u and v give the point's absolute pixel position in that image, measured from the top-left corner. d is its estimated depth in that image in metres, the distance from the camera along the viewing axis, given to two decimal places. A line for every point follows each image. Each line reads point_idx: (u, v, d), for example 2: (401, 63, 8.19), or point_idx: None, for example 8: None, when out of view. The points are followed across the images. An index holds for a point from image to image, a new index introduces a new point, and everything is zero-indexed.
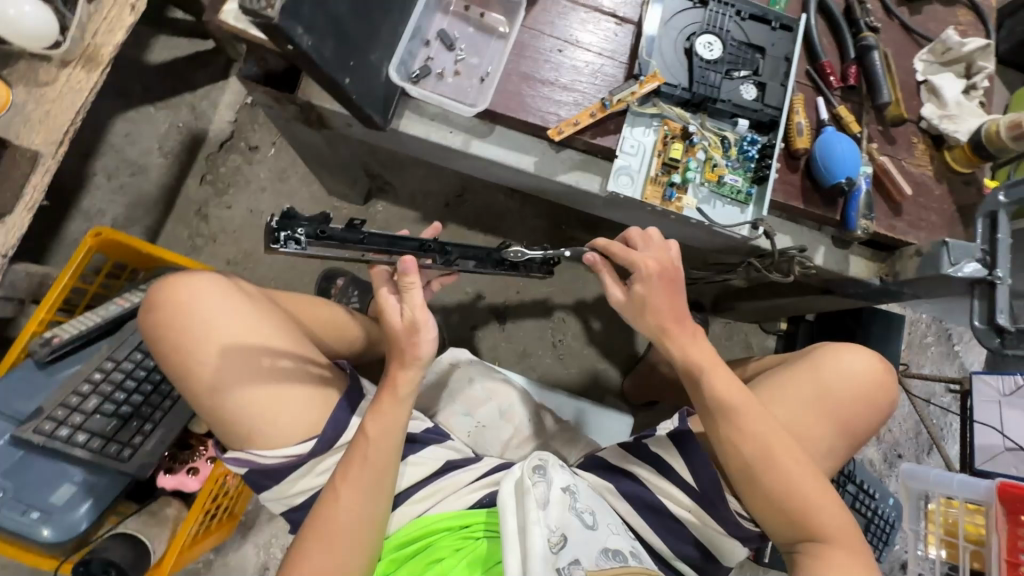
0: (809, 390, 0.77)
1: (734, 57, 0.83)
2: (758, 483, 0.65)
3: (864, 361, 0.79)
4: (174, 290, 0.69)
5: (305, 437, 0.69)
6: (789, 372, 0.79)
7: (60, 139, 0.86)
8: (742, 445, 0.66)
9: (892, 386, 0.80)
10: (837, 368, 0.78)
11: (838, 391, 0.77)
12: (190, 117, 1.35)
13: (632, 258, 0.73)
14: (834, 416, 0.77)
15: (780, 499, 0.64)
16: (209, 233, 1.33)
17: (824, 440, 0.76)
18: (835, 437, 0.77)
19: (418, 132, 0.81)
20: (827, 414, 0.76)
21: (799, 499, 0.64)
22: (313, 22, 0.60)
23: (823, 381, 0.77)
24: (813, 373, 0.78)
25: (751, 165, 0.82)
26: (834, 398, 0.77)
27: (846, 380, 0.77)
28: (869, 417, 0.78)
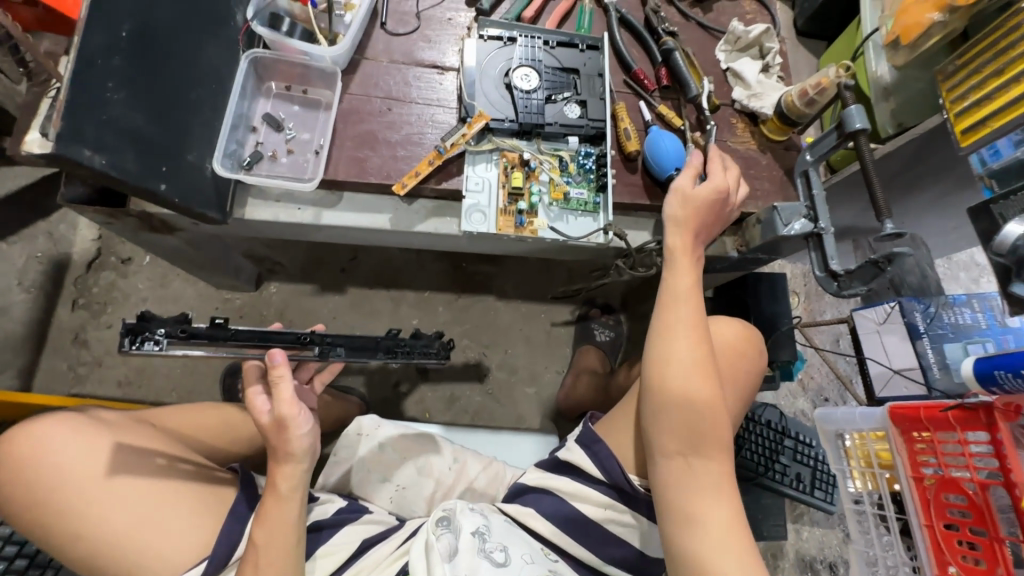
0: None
1: (552, 82, 0.89)
2: (676, 413, 0.65)
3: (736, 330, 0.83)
4: (14, 442, 0.64)
5: (195, 560, 0.64)
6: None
7: None
8: (673, 375, 0.67)
9: (759, 359, 0.85)
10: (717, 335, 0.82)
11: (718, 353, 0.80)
12: (50, 245, 1.29)
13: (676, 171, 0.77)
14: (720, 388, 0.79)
15: (685, 429, 0.64)
16: (92, 358, 1.25)
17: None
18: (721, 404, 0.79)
19: (265, 215, 0.81)
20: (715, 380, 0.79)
21: (698, 430, 0.64)
22: (104, 140, 0.59)
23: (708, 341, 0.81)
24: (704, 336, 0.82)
25: (591, 176, 0.87)
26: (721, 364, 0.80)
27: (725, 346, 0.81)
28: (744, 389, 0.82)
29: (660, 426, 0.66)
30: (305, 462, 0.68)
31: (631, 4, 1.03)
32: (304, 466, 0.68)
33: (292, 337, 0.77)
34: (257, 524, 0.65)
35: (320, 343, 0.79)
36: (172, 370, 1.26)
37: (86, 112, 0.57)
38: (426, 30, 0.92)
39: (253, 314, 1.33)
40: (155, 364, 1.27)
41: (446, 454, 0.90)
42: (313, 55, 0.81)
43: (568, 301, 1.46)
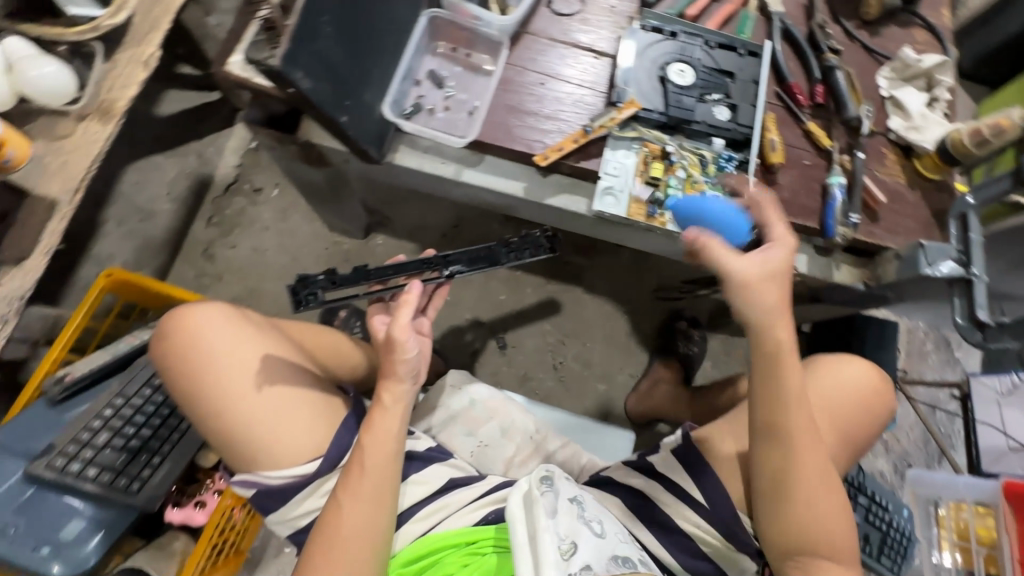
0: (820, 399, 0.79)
1: (706, 82, 0.89)
2: (793, 492, 0.66)
3: (861, 370, 0.82)
4: (182, 319, 0.72)
5: (312, 456, 0.71)
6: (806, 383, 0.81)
7: (76, 186, 0.93)
8: (787, 459, 0.66)
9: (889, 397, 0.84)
10: (839, 379, 0.81)
11: (839, 399, 0.80)
12: (197, 163, 1.41)
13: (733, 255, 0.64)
14: (840, 430, 0.79)
15: (798, 510, 0.66)
16: (215, 271, 1.38)
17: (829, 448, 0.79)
18: (837, 447, 0.79)
19: (413, 164, 0.86)
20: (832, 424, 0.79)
21: (811, 510, 0.66)
22: (311, 68, 0.66)
23: (827, 391, 0.80)
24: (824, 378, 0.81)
25: (729, 180, 0.86)
26: (840, 407, 0.80)
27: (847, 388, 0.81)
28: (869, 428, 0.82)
29: (773, 503, 0.67)
30: (407, 385, 0.72)
31: (796, 17, 1.00)
32: (407, 385, 0.72)
33: (420, 265, 0.83)
34: (364, 431, 0.70)
35: (439, 263, 0.83)
36: (279, 296, 1.37)
37: (305, 40, 0.63)
38: (588, 14, 0.95)
39: (358, 260, 1.41)
40: (266, 288, 1.38)
41: (529, 422, 0.94)
42: (485, 21, 0.86)
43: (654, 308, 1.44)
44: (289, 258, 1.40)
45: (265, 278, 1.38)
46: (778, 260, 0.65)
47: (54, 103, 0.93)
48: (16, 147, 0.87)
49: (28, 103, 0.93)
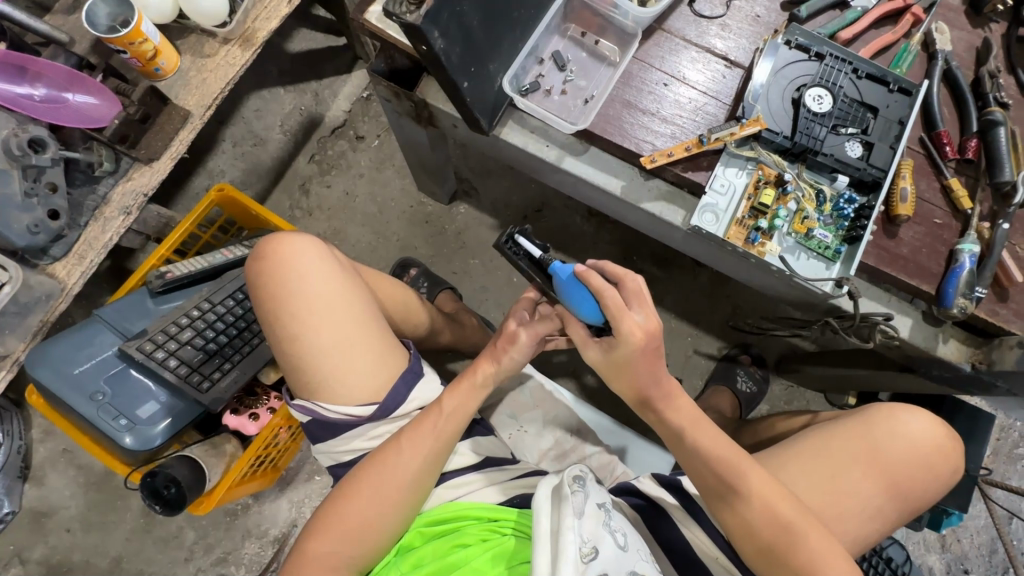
0: (857, 448, 0.75)
1: (844, 113, 0.82)
2: (770, 542, 0.65)
3: (924, 425, 0.77)
4: (279, 246, 0.77)
5: (367, 401, 0.74)
6: (841, 433, 0.77)
7: (209, 103, 1.01)
8: (746, 510, 0.66)
9: (957, 455, 0.77)
10: (891, 432, 0.76)
11: (894, 454, 0.75)
12: (313, 102, 1.49)
13: (622, 322, 0.66)
14: (886, 481, 0.74)
15: (781, 553, 0.65)
16: (307, 206, 1.46)
17: (870, 499, 0.74)
18: (881, 498, 0.74)
19: (517, 141, 0.87)
20: (873, 474, 0.74)
21: (796, 552, 0.64)
22: (448, 29, 0.67)
23: (876, 442, 0.75)
24: (865, 429, 0.77)
25: (844, 223, 0.80)
26: (886, 459, 0.75)
27: (899, 441, 0.76)
28: (926, 483, 0.76)
29: (754, 548, 0.67)
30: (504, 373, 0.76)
31: (963, 61, 0.90)
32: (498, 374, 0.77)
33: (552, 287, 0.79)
34: (448, 392, 0.73)
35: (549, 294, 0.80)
36: (359, 242, 1.44)
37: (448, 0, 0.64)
38: (729, 20, 0.90)
39: (437, 224, 1.45)
40: (349, 231, 1.44)
41: (572, 420, 0.93)
42: (622, 10, 0.85)
43: (720, 336, 1.36)
44: (375, 208, 1.46)
45: (350, 222, 1.45)
46: (621, 355, 0.69)
47: (206, 23, 1.00)
48: (168, 58, 0.98)
49: (185, 21, 1.01)
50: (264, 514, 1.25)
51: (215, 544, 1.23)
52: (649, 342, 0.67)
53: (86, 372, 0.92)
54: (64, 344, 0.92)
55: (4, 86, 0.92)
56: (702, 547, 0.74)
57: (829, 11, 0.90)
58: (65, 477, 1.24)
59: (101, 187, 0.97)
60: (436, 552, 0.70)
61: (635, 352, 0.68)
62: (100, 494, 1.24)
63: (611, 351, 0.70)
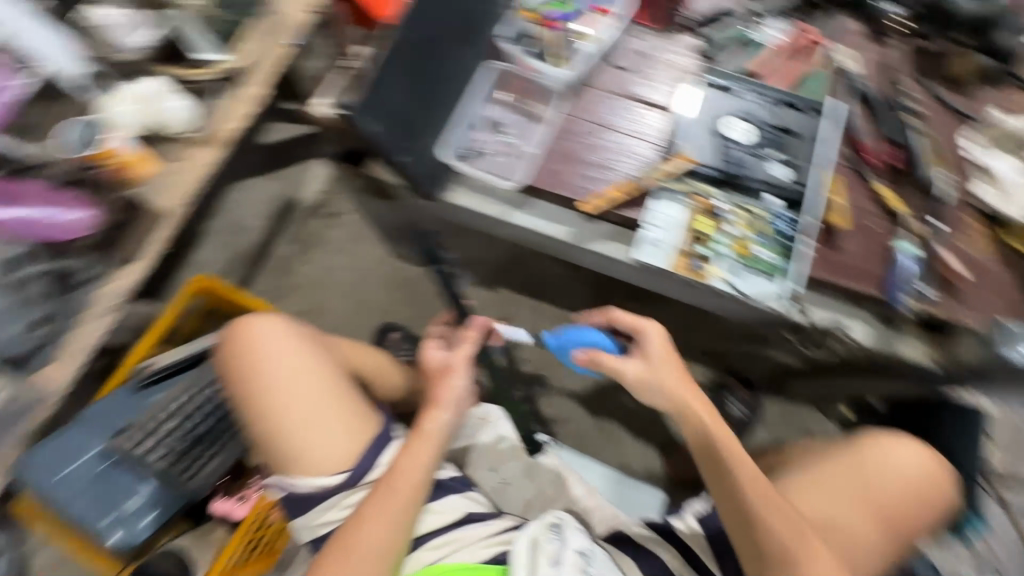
0: (852, 483, 0.78)
1: (764, 139, 0.89)
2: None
3: (912, 457, 0.79)
4: (247, 329, 0.81)
5: (336, 469, 0.75)
6: (837, 468, 0.79)
7: (182, 202, 1.08)
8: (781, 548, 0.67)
9: (944, 484, 0.80)
10: (883, 465, 0.79)
11: (886, 487, 0.77)
12: (288, 188, 1.58)
13: (642, 324, 0.84)
14: (880, 515, 0.76)
15: None
16: (289, 285, 1.51)
17: (868, 536, 0.75)
18: (878, 534, 0.76)
19: (466, 202, 0.92)
20: (870, 512, 0.76)
21: None
22: (379, 112, 0.74)
23: (869, 476, 0.78)
24: (857, 464, 0.79)
25: (783, 242, 0.84)
26: (880, 493, 0.77)
27: (890, 473, 0.78)
28: (917, 515, 0.78)
29: None
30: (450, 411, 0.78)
31: (873, 77, 0.96)
32: (446, 414, 0.78)
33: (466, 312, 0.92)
34: (401, 453, 0.74)
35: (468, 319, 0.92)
36: (342, 313, 1.48)
37: (377, 89, 0.72)
38: (648, 69, 0.97)
39: (413, 285, 1.50)
40: (331, 304, 1.49)
41: (553, 466, 0.93)
42: (545, 74, 0.93)
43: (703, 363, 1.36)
44: (354, 279, 1.51)
45: (331, 295, 1.50)
46: (653, 348, 0.82)
47: (177, 131, 1.07)
48: (142, 166, 1.04)
49: (157, 130, 1.11)
50: None
51: None
52: (667, 344, 0.83)
53: (73, 472, 0.93)
54: (50, 447, 0.94)
55: None
56: None
57: (738, 50, 0.98)
58: None
59: None
60: None
61: (661, 365, 0.80)
62: None
63: (644, 358, 0.82)
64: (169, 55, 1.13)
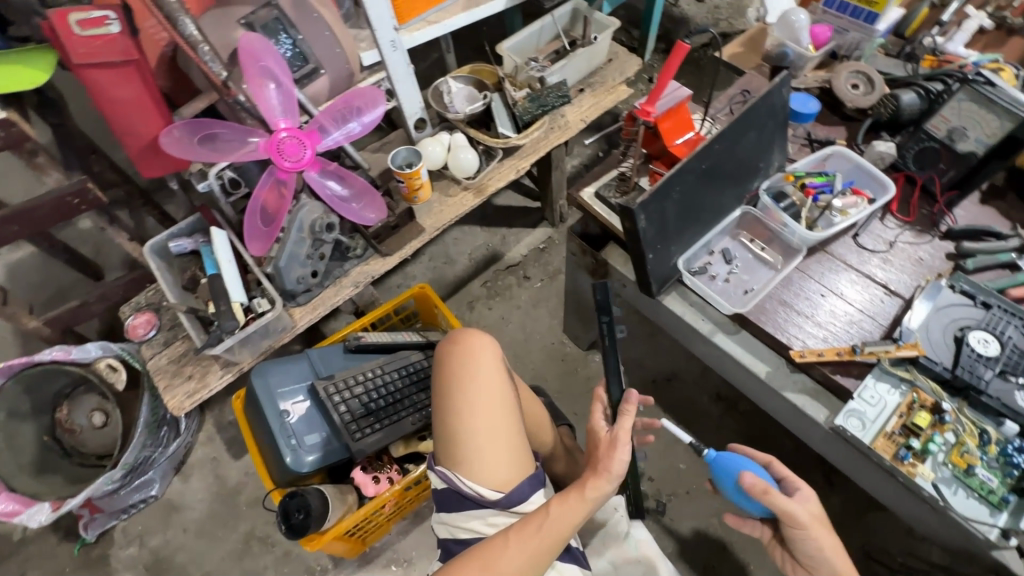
0: None
1: (1013, 361, 0.84)
2: None
3: None
4: (467, 338, 0.95)
5: (497, 486, 0.83)
6: None
7: (441, 225, 1.36)
8: None
9: None
10: None
11: None
12: (499, 243, 1.83)
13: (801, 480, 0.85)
14: None
15: None
16: (467, 319, 1.72)
17: None
18: None
19: (677, 308, 1.00)
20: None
21: None
22: (649, 213, 0.89)
23: None
24: None
25: (1014, 472, 0.77)
26: None
27: None
28: None
29: None
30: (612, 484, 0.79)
31: None
32: (608, 486, 0.79)
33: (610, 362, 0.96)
34: (556, 499, 0.78)
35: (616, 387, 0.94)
36: None
37: (656, 197, 0.88)
38: (890, 256, 1.01)
39: (571, 364, 1.60)
40: None
41: None
42: (790, 229, 1.02)
43: None
44: (521, 336, 1.66)
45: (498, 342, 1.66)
46: (817, 504, 0.81)
47: (459, 174, 1.39)
48: (425, 192, 1.35)
49: (446, 170, 1.42)
50: None
51: None
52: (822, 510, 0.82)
53: (283, 391, 1.13)
54: (277, 366, 1.15)
55: (321, 183, 1.21)
56: None
57: (998, 269, 0.97)
58: (203, 482, 1.43)
59: (348, 264, 1.30)
60: None
61: (821, 518, 0.80)
62: (220, 508, 1.40)
63: (808, 502, 0.81)
64: (475, 122, 1.47)
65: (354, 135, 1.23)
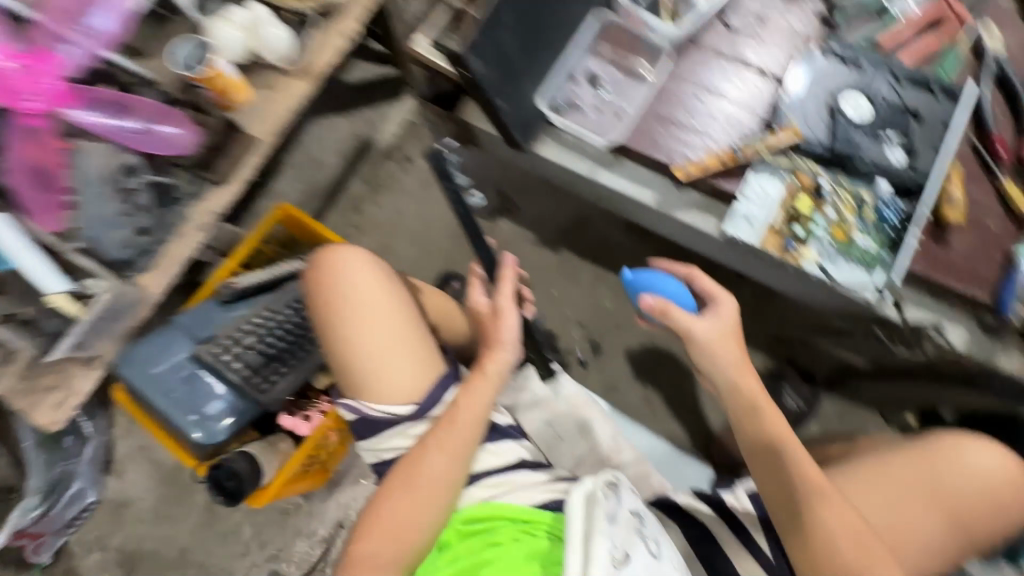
0: (919, 482, 0.73)
1: (883, 118, 0.82)
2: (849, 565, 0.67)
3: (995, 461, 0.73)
4: (330, 258, 0.84)
5: (406, 400, 0.78)
6: (905, 462, 0.74)
7: (275, 131, 1.09)
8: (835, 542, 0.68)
9: None
10: (956, 466, 0.73)
11: (960, 493, 0.73)
12: (366, 128, 1.59)
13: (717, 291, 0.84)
14: (947, 517, 0.72)
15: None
16: (359, 224, 1.56)
17: (933, 537, 0.72)
18: (945, 538, 0.72)
19: (552, 155, 0.90)
20: (934, 506, 0.73)
21: None
22: (484, 50, 0.73)
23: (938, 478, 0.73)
24: (925, 465, 0.74)
25: (887, 229, 0.79)
26: (947, 495, 0.73)
27: (965, 477, 0.73)
28: (989, 520, 0.73)
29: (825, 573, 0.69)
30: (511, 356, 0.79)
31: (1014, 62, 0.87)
32: (508, 356, 0.79)
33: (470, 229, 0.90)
34: (461, 391, 0.76)
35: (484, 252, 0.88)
36: (406, 257, 1.51)
37: (488, 29, 0.72)
38: (763, 32, 0.91)
39: (480, 239, 1.51)
40: (397, 247, 1.52)
41: (607, 430, 0.92)
42: (652, 30, 0.90)
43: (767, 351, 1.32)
44: (421, 225, 1.53)
45: (398, 238, 1.53)
46: (727, 315, 0.82)
47: (275, 59, 1.10)
48: (242, 94, 1.07)
49: None
50: (313, 514, 1.31)
51: (269, 540, 1.30)
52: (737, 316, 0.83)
53: (164, 370, 1.01)
54: (149, 346, 1.03)
55: (99, 119, 1.01)
56: (741, 563, 0.74)
57: (869, 19, 0.91)
58: (140, 472, 1.35)
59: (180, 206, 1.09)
60: (470, 550, 0.72)
61: (729, 330, 0.81)
62: (169, 489, 1.34)
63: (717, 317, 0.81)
64: None
65: (107, 37, 1.02)
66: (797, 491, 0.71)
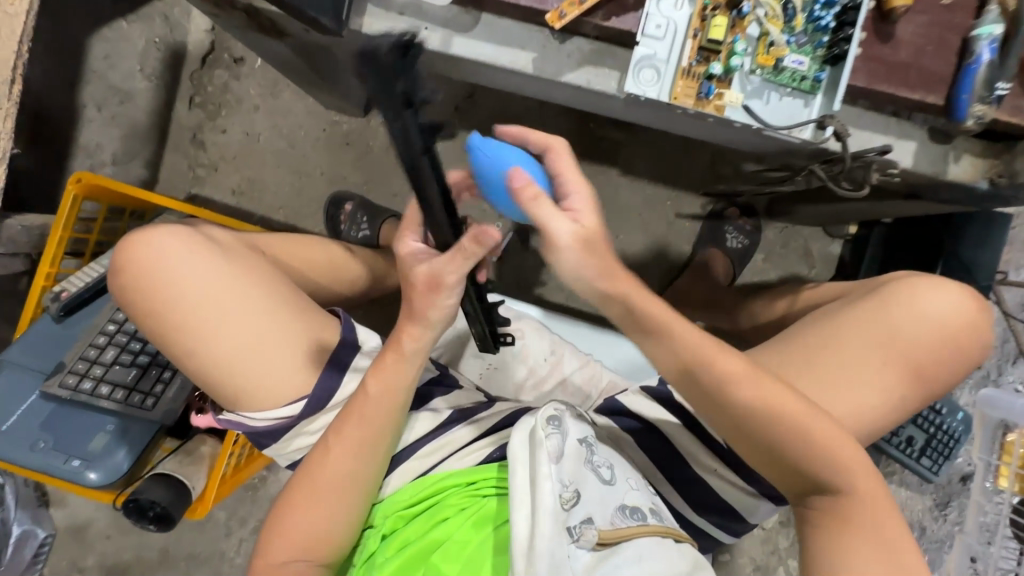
0: (874, 334, 0.65)
1: None
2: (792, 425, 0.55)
3: (952, 303, 0.66)
4: (136, 253, 0.65)
5: (295, 398, 0.65)
6: (857, 318, 0.67)
7: (10, 76, 0.75)
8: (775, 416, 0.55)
9: (987, 328, 0.67)
10: (911, 310, 0.66)
11: (915, 340, 0.65)
12: (166, 29, 1.20)
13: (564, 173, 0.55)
14: (908, 372, 0.65)
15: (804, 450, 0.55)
16: (209, 161, 1.25)
17: (892, 393, 0.64)
18: (904, 394, 0.65)
19: (386, 32, 0.66)
20: (895, 361, 0.65)
21: (824, 449, 0.55)
22: None
23: (894, 326, 0.65)
24: (876, 313, 0.66)
25: (823, 39, 0.61)
26: (904, 346, 0.65)
27: (921, 322, 0.65)
28: (948, 370, 0.66)
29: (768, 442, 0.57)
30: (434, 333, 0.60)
31: None
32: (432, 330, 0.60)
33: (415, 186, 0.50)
34: (370, 372, 0.62)
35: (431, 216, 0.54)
36: (281, 187, 1.25)
37: None
38: None
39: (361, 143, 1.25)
40: (266, 179, 1.25)
41: (543, 344, 0.85)
42: None
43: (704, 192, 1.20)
44: (285, 143, 1.25)
45: (263, 167, 1.25)
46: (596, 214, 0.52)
47: None
48: None
49: None
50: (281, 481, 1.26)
51: (247, 516, 1.27)
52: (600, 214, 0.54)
53: (17, 420, 0.83)
54: None
55: None
56: (699, 459, 0.70)
57: None
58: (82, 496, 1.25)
59: None
60: (418, 533, 0.65)
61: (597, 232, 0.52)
62: None
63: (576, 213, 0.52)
64: None
65: None
66: (716, 366, 0.55)
